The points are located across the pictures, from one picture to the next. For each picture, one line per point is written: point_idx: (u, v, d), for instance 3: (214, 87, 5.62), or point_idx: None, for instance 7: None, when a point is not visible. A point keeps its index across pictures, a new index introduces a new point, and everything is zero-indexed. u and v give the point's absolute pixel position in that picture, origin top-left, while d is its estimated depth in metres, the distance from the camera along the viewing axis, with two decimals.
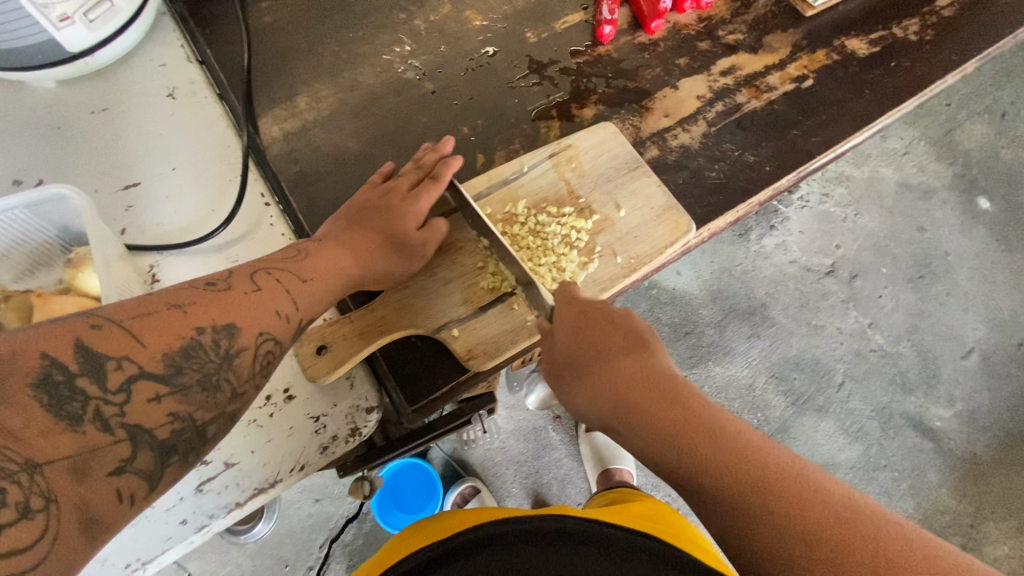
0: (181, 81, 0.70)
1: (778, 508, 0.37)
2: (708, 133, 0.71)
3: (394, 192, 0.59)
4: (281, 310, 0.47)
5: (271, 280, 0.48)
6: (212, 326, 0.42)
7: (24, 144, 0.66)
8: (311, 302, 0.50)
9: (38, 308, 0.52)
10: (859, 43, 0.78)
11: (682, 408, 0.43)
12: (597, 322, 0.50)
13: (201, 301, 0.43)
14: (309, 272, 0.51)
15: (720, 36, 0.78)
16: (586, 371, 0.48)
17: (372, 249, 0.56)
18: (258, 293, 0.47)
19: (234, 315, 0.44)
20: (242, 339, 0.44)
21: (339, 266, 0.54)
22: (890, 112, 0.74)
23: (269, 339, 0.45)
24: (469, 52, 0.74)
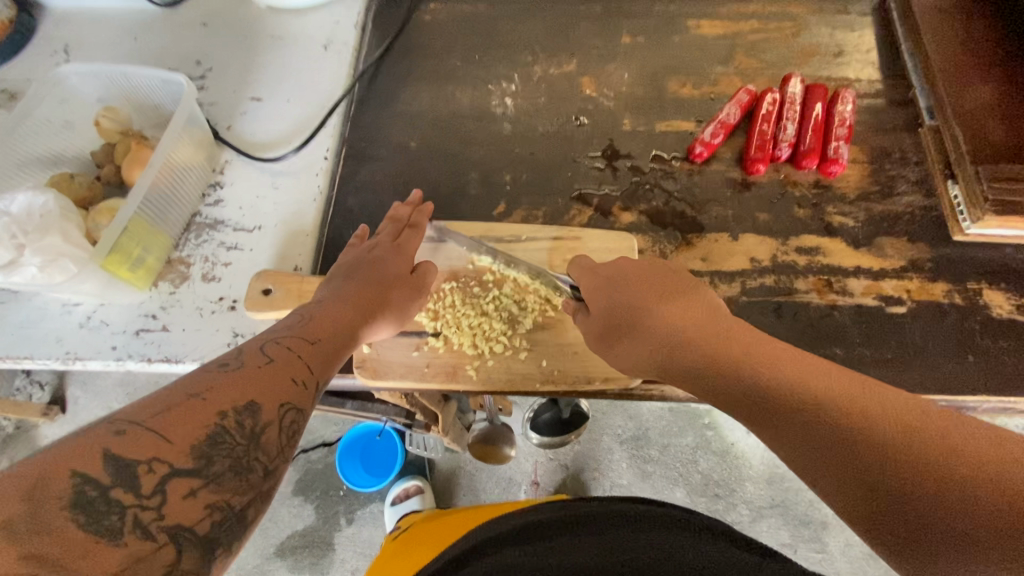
0: (337, 39, 0.84)
1: (818, 400, 0.38)
2: (735, 300, 0.63)
3: (379, 244, 0.59)
4: (298, 376, 0.43)
5: (283, 349, 0.45)
6: (235, 408, 0.38)
7: (220, 40, 0.86)
8: (327, 365, 0.47)
9: (132, 152, 0.69)
10: (1002, 299, 0.61)
11: (733, 351, 0.45)
12: (647, 277, 0.54)
13: (218, 385, 0.39)
14: (317, 333, 0.48)
15: (826, 211, 0.67)
16: (630, 324, 0.51)
17: (376, 295, 0.55)
18: (272, 365, 0.43)
19: (250, 392, 0.39)
20: (265, 414, 0.39)
21: (352, 321, 0.52)
22: (985, 395, 0.57)
23: (292, 408, 0.41)
24: (561, 114, 0.75)
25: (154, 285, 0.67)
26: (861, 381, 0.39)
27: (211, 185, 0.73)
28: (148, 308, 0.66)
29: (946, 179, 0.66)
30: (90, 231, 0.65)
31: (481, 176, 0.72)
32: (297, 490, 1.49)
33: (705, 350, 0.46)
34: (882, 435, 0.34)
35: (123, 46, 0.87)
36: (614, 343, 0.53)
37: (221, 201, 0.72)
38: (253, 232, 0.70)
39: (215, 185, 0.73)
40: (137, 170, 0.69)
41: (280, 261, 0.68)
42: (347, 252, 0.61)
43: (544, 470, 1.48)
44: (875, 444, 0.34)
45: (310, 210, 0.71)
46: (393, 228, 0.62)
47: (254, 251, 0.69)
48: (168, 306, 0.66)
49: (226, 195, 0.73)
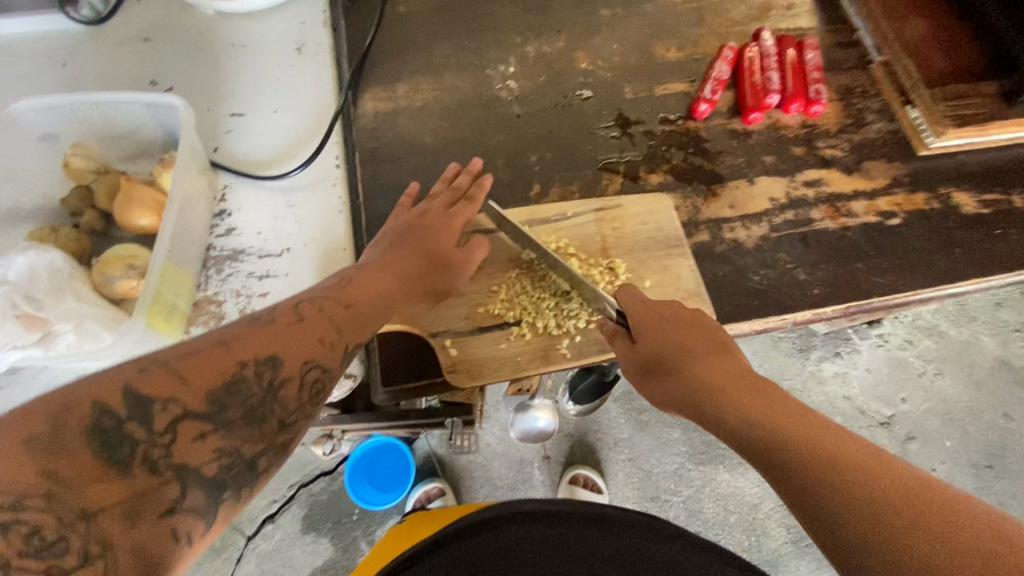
0: (310, 41, 0.79)
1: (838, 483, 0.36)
2: (768, 238, 0.69)
3: (431, 212, 0.60)
4: (325, 337, 0.43)
5: (315, 309, 0.44)
6: (256, 358, 0.38)
7: (174, 56, 0.78)
8: (359, 333, 0.46)
9: (123, 190, 0.61)
10: (968, 199, 0.73)
11: (761, 406, 0.43)
12: (683, 329, 0.52)
13: (249, 337, 0.39)
14: (349, 297, 0.48)
15: (817, 146, 0.76)
16: (666, 370, 0.50)
17: (414, 269, 0.55)
18: (301, 323, 0.42)
19: (276, 346, 0.40)
20: (287, 368, 0.39)
21: (384, 287, 0.51)
22: (974, 279, 0.69)
23: (315, 367, 0.41)
24: (565, 90, 0.77)
25: (187, 332, 0.61)
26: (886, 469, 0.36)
27: (217, 214, 0.67)
28: None
29: (904, 105, 0.77)
30: (98, 286, 0.57)
31: (506, 161, 0.72)
32: (309, 527, 1.41)
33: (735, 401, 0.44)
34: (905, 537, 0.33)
35: (52, 75, 0.75)
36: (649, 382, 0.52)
37: (234, 228, 0.67)
38: (282, 255, 0.65)
39: (221, 213, 0.67)
40: (135, 209, 0.61)
41: None
42: (395, 219, 0.61)
43: (554, 444, 1.52)
44: (860, 492, 0.35)
45: (339, 222, 0.67)
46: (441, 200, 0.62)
47: (291, 275, 0.64)
48: None
49: (239, 221, 0.67)
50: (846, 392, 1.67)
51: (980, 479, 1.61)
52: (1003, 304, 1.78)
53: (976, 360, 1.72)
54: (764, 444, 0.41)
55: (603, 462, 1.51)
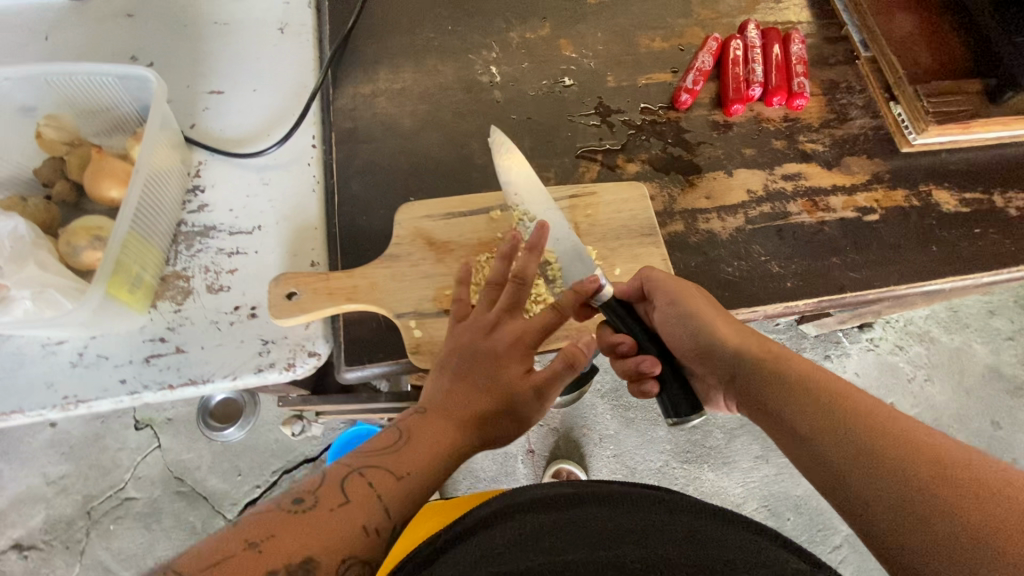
0: (293, 21, 0.78)
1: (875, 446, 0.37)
2: (743, 229, 0.69)
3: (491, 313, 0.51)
4: (370, 522, 0.39)
5: (364, 487, 0.40)
6: (288, 565, 0.35)
7: (156, 32, 0.77)
8: (412, 507, 0.41)
9: (94, 162, 0.61)
10: (948, 197, 0.73)
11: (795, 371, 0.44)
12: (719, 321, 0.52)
13: (278, 531, 0.36)
14: (407, 466, 0.42)
15: (799, 140, 0.75)
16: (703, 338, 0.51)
17: (484, 406, 0.45)
18: (344, 506, 0.39)
19: (309, 542, 0.36)
20: (322, 571, 0.35)
21: (454, 449, 0.44)
22: (950, 277, 0.68)
23: (354, 562, 0.37)
24: (547, 77, 0.77)
25: (153, 306, 0.61)
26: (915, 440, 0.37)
27: (190, 190, 0.67)
28: (152, 332, 0.60)
29: (887, 102, 0.77)
30: (64, 256, 0.57)
31: (484, 146, 0.71)
32: None
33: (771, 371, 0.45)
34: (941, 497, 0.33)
35: (33, 48, 0.75)
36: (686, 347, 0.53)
37: (206, 205, 0.67)
38: (253, 233, 0.65)
39: (194, 190, 0.67)
40: (105, 181, 0.61)
41: (293, 260, 0.64)
42: (455, 331, 0.51)
43: (538, 437, 1.52)
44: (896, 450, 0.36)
45: (312, 201, 0.67)
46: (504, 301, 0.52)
47: (261, 253, 0.64)
48: (177, 326, 0.60)
49: (212, 198, 0.67)
50: None
51: None
52: (996, 312, 1.77)
53: (967, 367, 1.70)
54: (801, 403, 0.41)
55: (587, 457, 1.51)
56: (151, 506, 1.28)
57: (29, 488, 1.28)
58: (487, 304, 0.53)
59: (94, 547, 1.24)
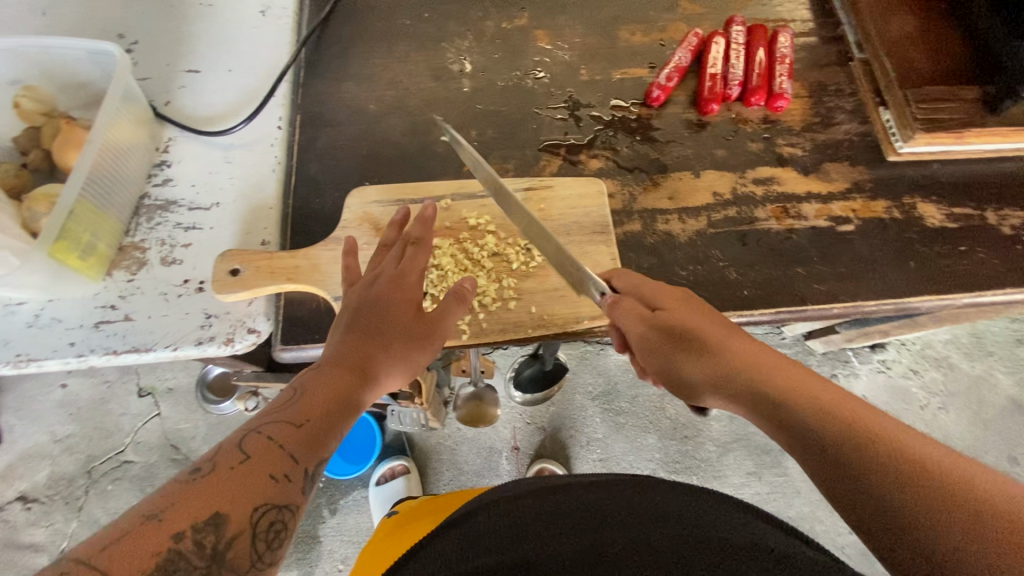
0: (275, 4, 0.80)
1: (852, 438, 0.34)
2: (703, 233, 0.66)
3: (382, 271, 0.54)
4: (275, 472, 0.37)
5: (263, 439, 0.38)
6: (194, 525, 0.33)
7: (144, 11, 0.80)
8: (320, 445, 0.40)
9: (62, 132, 0.64)
10: (933, 210, 0.68)
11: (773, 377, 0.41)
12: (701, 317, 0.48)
13: (178, 498, 0.33)
14: (305, 412, 0.41)
15: (776, 143, 0.72)
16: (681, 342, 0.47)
17: (372, 354, 0.47)
18: (245, 464, 0.36)
19: (216, 500, 0.34)
20: (230, 525, 0.34)
21: (350, 388, 0.44)
22: (926, 295, 0.64)
23: (266, 511, 0.35)
24: (519, 68, 0.75)
25: (108, 274, 0.63)
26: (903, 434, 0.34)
27: (157, 164, 0.69)
28: (104, 299, 0.62)
29: (877, 107, 0.73)
30: (26, 222, 0.59)
31: (446, 134, 0.71)
32: None
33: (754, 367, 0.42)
34: (923, 489, 0.30)
35: (30, 23, 0.78)
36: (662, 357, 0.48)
37: (171, 179, 0.68)
38: (211, 209, 0.67)
39: (161, 164, 0.69)
40: (72, 151, 0.63)
41: (245, 238, 0.65)
42: (351, 292, 0.53)
43: (524, 435, 1.51)
44: (874, 446, 0.33)
45: (270, 180, 0.68)
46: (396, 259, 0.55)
47: (215, 229, 0.66)
48: (128, 295, 0.62)
49: (175, 173, 0.68)
50: None
51: None
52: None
53: (987, 397, 1.60)
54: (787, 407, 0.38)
55: (572, 459, 1.49)
56: (146, 471, 1.33)
57: (37, 444, 1.34)
58: (377, 266, 0.56)
59: (91, 506, 1.29)
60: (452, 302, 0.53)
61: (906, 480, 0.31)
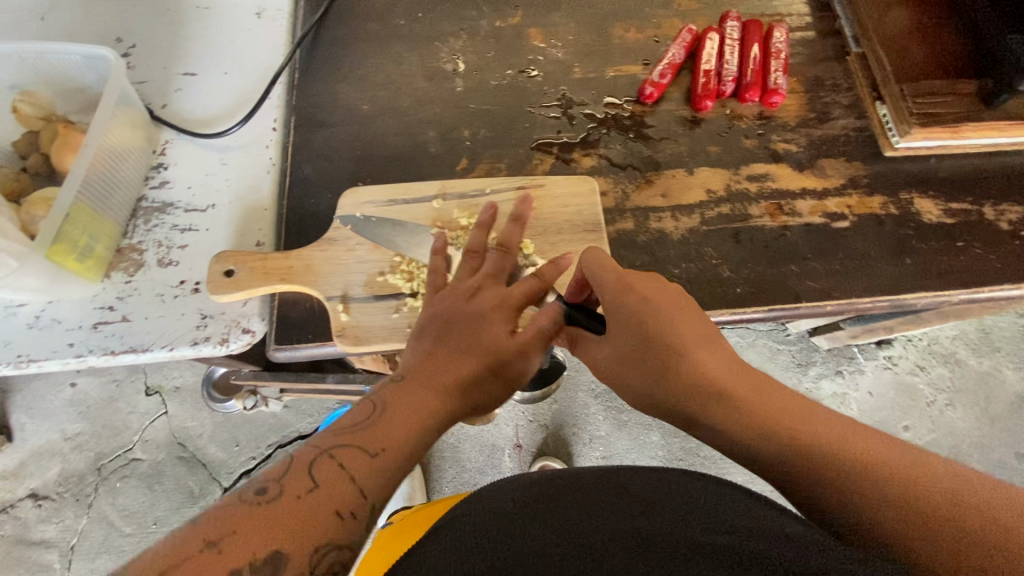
0: (271, 6, 0.80)
1: (855, 473, 0.36)
2: (696, 230, 0.66)
3: (470, 284, 0.54)
4: (342, 507, 0.37)
5: (333, 467, 0.38)
6: (255, 560, 0.33)
7: (142, 15, 0.81)
8: (390, 481, 0.40)
9: (60, 136, 0.65)
10: (931, 206, 0.68)
11: (762, 405, 0.41)
12: (650, 313, 0.48)
13: (239, 527, 0.34)
14: (380, 441, 0.40)
15: (771, 140, 0.71)
16: (666, 361, 0.46)
17: (457, 372, 0.46)
18: (313, 492, 0.37)
19: (278, 537, 0.34)
20: (293, 563, 0.34)
21: (428, 418, 0.43)
22: (923, 292, 0.63)
23: (328, 548, 0.35)
24: (513, 67, 0.75)
25: (106, 276, 0.64)
26: (890, 453, 0.36)
27: (154, 167, 0.70)
28: (103, 301, 0.63)
29: (874, 101, 0.72)
30: (25, 224, 0.61)
31: (439, 134, 0.71)
32: None
33: (743, 397, 0.42)
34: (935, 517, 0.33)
35: (31, 29, 0.79)
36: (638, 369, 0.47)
37: (168, 181, 0.69)
38: (207, 211, 0.67)
39: (158, 167, 0.70)
40: (69, 154, 0.64)
41: (239, 239, 0.66)
42: (438, 301, 0.53)
43: (526, 432, 1.52)
44: (879, 477, 0.35)
45: (265, 182, 0.69)
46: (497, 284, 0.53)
47: (211, 230, 0.66)
48: (125, 296, 0.63)
49: (172, 175, 0.69)
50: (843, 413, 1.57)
51: None
52: None
53: (996, 394, 1.58)
54: (780, 449, 0.38)
55: (574, 456, 1.49)
56: (154, 468, 1.35)
57: (48, 442, 1.37)
58: (470, 275, 0.56)
59: (101, 502, 1.32)
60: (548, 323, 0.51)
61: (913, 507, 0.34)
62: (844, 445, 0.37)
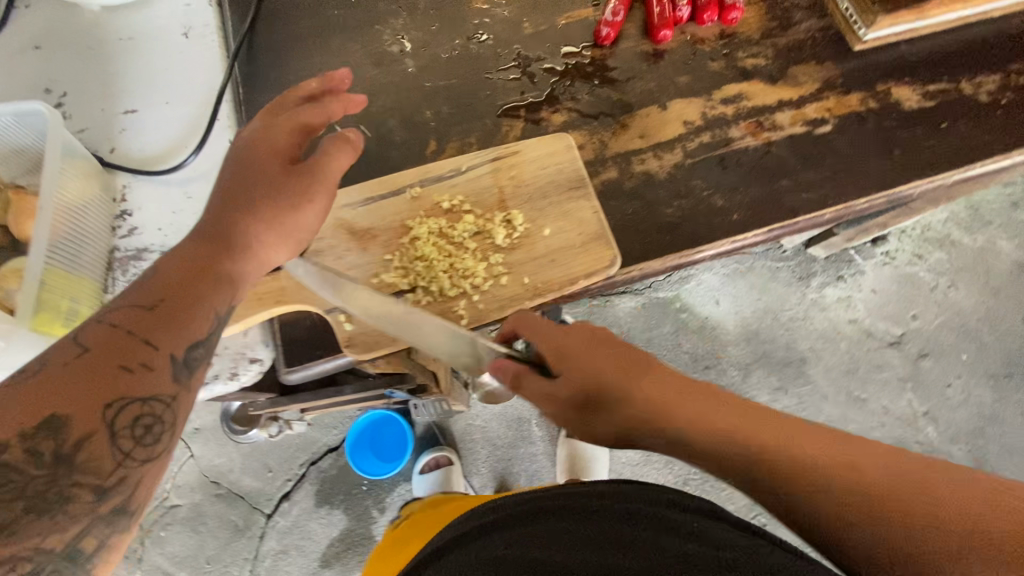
0: (196, 23, 0.76)
1: (888, 515, 0.37)
2: (681, 165, 0.64)
3: (255, 135, 0.53)
4: (127, 361, 0.40)
5: (105, 328, 0.41)
6: (34, 428, 0.35)
7: (64, 60, 0.76)
8: (168, 324, 0.43)
9: (13, 205, 0.61)
10: (908, 92, 0.66)
11: (794, 452, 0.40)
12: (613, 399, 0.47)
13: (23, 404, 0.36)
14: (156, 295, 0.44)
15: (738, 57, 0.69)
16: (685, 430, 0.44)
17: (251, 224, 0.49)
18: (88, 355, 0.39)
19: (53, 404, 0.36)
20: (79, 427, 0.37)
21: (203, 257, 0.47)
22: (915, 181, 0.62)
23: (117, 407, 0.38)
24: (460, 35, 0.72)
25: None
26: (929, 481, 0.38)
27: (118, 216, 0.67)
28: None
29: None
30: None
31: (401, 120, 0.68)
32: (323, 501, 1.47)
33: (795, 453, 0.40)
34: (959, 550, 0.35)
35: None
36: (654, 441, 0.45)
37: (136, 228, 0.67)
38: None
39: (122, 214, 0.67)
40: (28, 222, 0.61)
41: None
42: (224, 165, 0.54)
43: None
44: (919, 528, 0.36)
45: None
46: (285, 134, 0.53)
47: None
48: None
49: (139, 220, 0.67)
50: (852, 315, 1.58)
51: (998, 389, 1.52)
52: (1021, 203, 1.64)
53: (993, 266, 1.60)
54: (823, 490, 0.39)
55: None
56: (194, 510, 1.43)
57: None
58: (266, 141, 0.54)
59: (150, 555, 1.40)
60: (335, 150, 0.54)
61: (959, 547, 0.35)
62: (870, 491, 0.38)
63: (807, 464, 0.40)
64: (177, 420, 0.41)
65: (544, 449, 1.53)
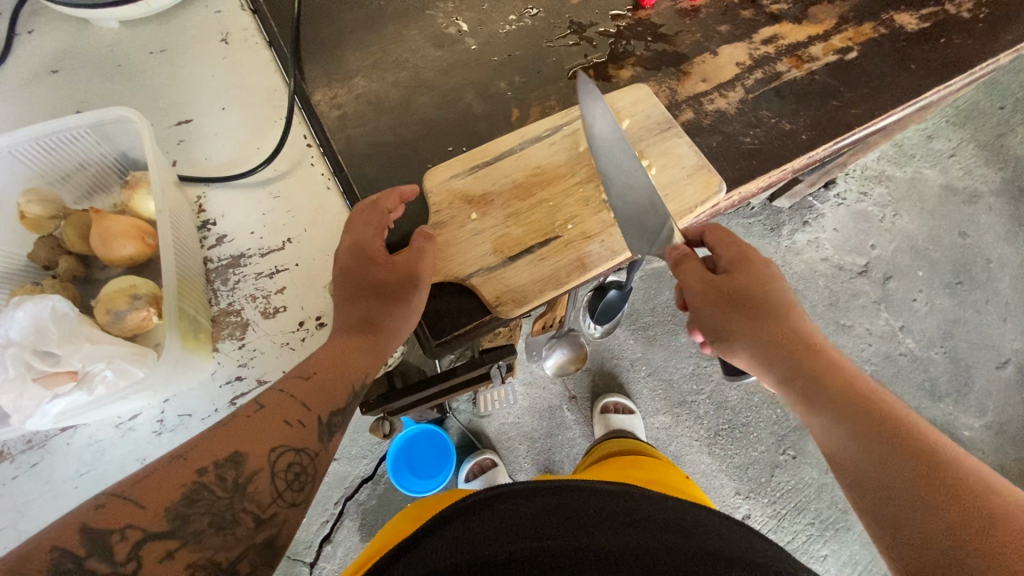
0: (233, 28, 0.74)
1: (880, 443, 0.42)
2: (746, 100, 0.71)
3: (355, 230, 0.56)
4: (290, 417, 0.47)
5: (276, 393, 0.48)
6: (215, 463, 0.45)
7: (92, 80, 0.71)
8: (322, 396, 0.49)
9: (94, 226, 0.55)
10: (907, 18, 0.77)
11: (829, 371, 0.48)
12: (763, 306, 0.53)
13: (203, 444, 0.45)
14: (311, 367, 0.50)
15: (763, 5, 0.77)
16: (759, 314, 0.53)
17: (362, 341, 0.52)
18: (262, 412, 0.47)
19: (235, 444, 0.46)
20: (248, 464, 0.45)
21: (343, 345, 0.51)
22: (934, 87, 0.73)
23: (281, 453, 0.46)
24: (511, 12, 0.75)
25: (216, 349, 0.58)
26: (935, 464, 0.40)
27: (202, 226, 0.63)
28: (227, 374, 0.57)
29: None
30: (107, 326, 0.53)
31: (478, 94, 0.70)
32: (368, 536, 1.35)
33: (823, 375, 0.48)
34: (955, 513, 0.37)
35: None
36: (726, 325, 0.53)
37: (226, 235, 0.63)
38: (286, 247, 0.62)
39: (206, 224, 0.63)
40: (116, 242, 0.56)
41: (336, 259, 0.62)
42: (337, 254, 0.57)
43: (574, 382, 1.49)
44: (908, 467, 0.40)
45: (331, 197, 0.65)
46: (377, 231, 0.56)
47: (301, 263, 0.62)
48: (248, 360, 0.58)
49: (228, 227, 0.63)
50: (823, 254, 1.61)
51: (956, 296, 1.58)
52: None
53: (948, 184, 1.69)
54: (829, 399, 0.46)
55: (626, 384, 1.48)
56: None
57: None
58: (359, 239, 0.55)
59: None
60: (420, 244, 0.56)
61: (937, 496, 0.38)
62: (882, 428, 0.43)
63: (861, 400, 0.45)
64: (319, 473, 0.47)
65: (584, 433, 1.46)
